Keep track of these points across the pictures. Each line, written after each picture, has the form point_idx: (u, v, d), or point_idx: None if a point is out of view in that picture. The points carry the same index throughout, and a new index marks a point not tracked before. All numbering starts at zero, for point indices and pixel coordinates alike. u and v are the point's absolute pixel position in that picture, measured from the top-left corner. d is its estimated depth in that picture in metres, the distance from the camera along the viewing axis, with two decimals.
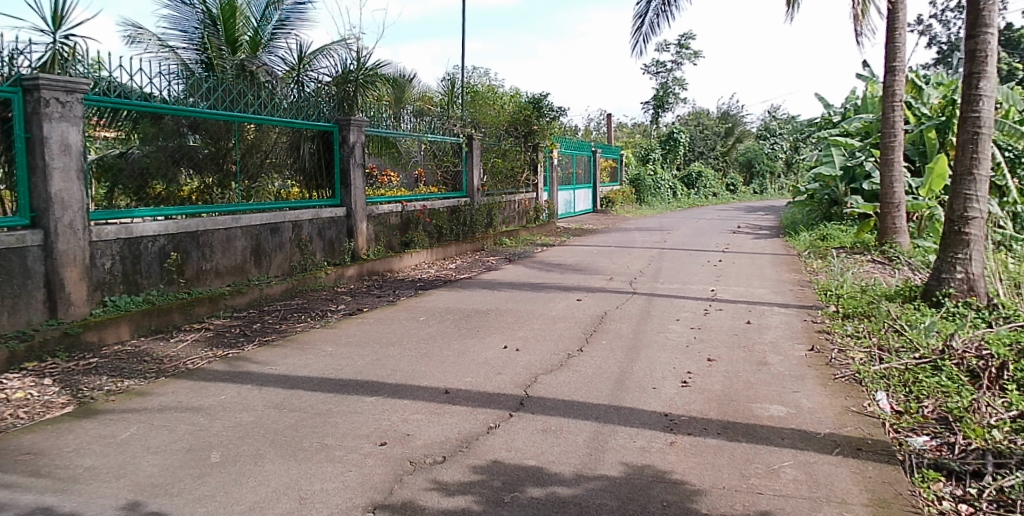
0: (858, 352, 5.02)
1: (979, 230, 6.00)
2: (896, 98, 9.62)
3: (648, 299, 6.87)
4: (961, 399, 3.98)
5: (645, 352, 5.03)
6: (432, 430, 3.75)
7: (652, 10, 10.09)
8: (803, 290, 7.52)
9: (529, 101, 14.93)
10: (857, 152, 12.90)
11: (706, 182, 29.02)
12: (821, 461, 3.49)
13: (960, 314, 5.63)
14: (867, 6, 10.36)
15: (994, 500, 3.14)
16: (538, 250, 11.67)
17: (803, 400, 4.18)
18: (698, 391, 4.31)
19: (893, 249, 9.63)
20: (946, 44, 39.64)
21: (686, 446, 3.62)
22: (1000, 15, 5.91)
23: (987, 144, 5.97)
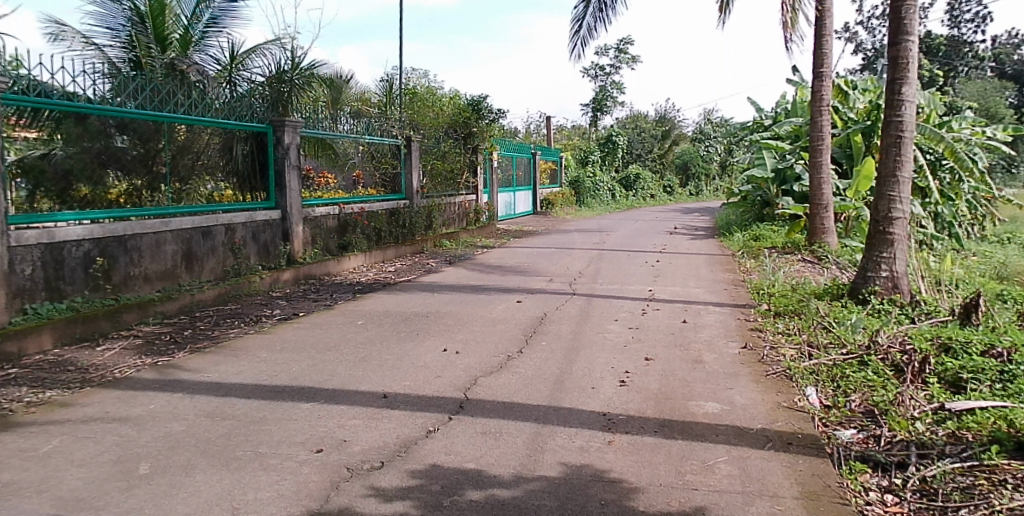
0: (789, 348, 5.16)
1: (902, 229, 6.23)
2: (823, 103, 9.89)
3: (587, 300, 6.94)
4: (886, 393, 4.13)
5: (584, 353, 5.06)
6: (369, 436, 3.70)
7: (589, 14, 10.20)
8: (737, 289, 7.70)
9: (467, 102, 14.80)
10: (787, 155, 13.27)
11: (644, 184, 29.58)
12: (754, 456, 3.57)
13: (884, 311, 5.87)
14: (796, 14, 10.72)
15: (916, 490, 3.28)
16: (479, 252, 11.67)
17: (737, 397, 4.27)
18: (636, 390, 4.35)
19: (821, 249, 9.93)
20: (872, 52, 41.27)
21: (624, 444, 3.66)
22: (920, 22, 6.01)
23: (909, 147, 6.17)
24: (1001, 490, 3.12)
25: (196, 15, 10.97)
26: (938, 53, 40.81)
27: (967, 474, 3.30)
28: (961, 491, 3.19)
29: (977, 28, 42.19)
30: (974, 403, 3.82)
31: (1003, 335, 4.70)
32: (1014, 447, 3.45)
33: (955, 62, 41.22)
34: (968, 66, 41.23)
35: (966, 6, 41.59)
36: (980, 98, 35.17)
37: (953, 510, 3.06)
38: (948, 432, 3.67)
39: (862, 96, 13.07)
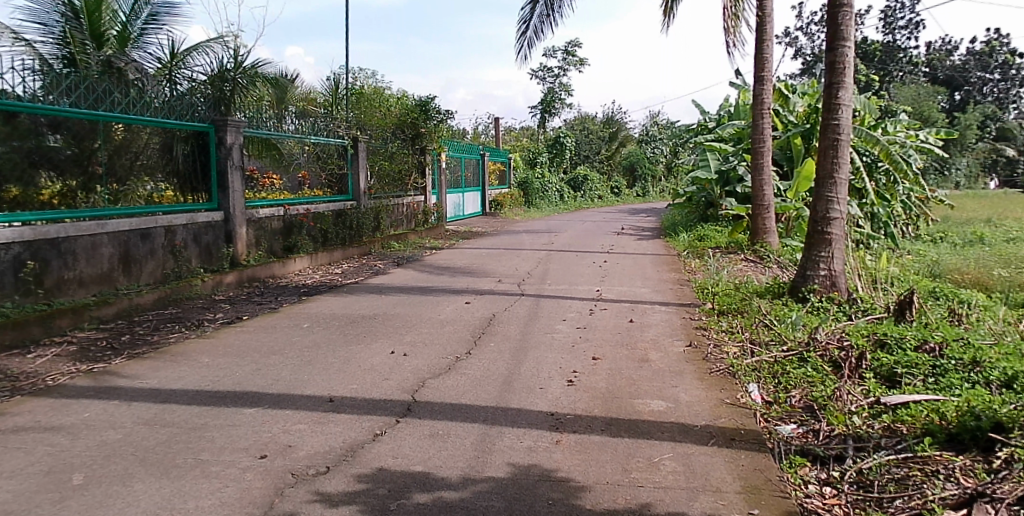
0: (732, 346, 5.28)
1: (839, 229, 6.42)
2: (764, 107, 10.08)
3: (535, 300, 6.98)
4: (824, 388, 4.26)
5: (532, 353, 5.08)
6: (315, 441, 3.64)
7: (535, 16, 10.27)
8: (683, 288, 7.84)
9: (415, 103, 14.63)
10: (730, 157, 13.47)
11: (592, 185, 29.91)
12: (698, 452, 3.64)
13: (823, 309, 6.04)
14: (739, 20, 11.00)
15: (854, 482, 3.38)
16: (429, 253, 11.65)
17: (682, 394, 4.34)
18: (583, 389, 4.39)
19: (763, 249, 10.18)
20: (812, 57, 42.57)
21: (572, 443, 3.68)
22: (856, 29, 6.21)
23: (845, 149, 6.32)
24: (933, 481, 3.25)
25: (135, 10, 10.67)
26: (874, 59, 42.57)
27: (902, 465, 3.42)
28: (896, 482, 3.31)
29: (909, 35, 43.92)
30: (908, 397, 3.96)
31: (934, 330, 4.88)
32: (945, 438, 3.59)
33: (890, 68, 43.14)
34: (902, 72, 42.99)
35: (900, 14, 43.28)
36: (914, 103, 37.23)
37: (888, 501, 3.17)
38: (884, 425, 3.79)
39: (801, 100, 13.40)
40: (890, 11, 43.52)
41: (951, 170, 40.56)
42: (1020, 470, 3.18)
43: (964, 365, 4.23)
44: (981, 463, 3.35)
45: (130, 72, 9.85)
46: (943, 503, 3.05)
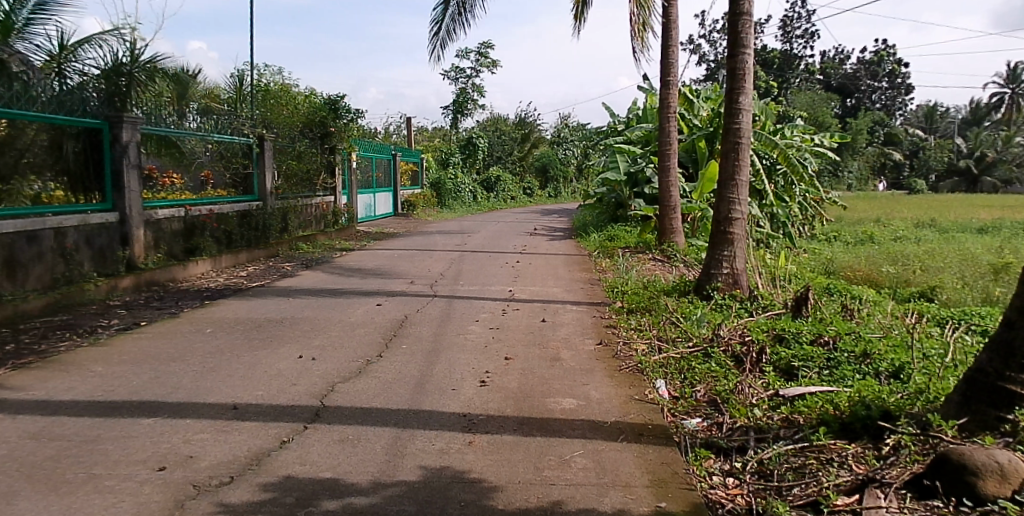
0: (641, 343, 5.42)
1: (740, 229, 6.68)
2: (670, 111, 10.19)
3: (447, 301, 6.97)
4: (727, 383, 4.42)
5: (444, 354, 5.07)
6: (217, 450, 3.51)
7: (449, 16, 10.55)
8: (593, 287, 7.98)
9: (324, 101, 14.44)
10: (638, 158, 13.72)
11: (505, 186, 30.03)
12: (607, 448, 3.70)
13: (726, 306, 6.27)
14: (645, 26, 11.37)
15: (755, 472, 3.53)
16: (340, 255, 11.48)
17: (592, 392, 4.41)
18: (495, 389, 4.40)
19: (670, 249, 10.45)
20: (716, 63, 44.11)
21: (484, 444, 3.69)
22: (754, 37, 6.47)
23: (745, 152, 6.59)
24: (828, 468, 3.42)
25: None
26: (774, 65, 44.63)
27: (800, 454, 3.58)
28: (794, 471, 3.46)
29: (806, 44, 46.17)
30: (805, 389, 4.16)
31: (829, 325, 5.16)
32: (839, 427, 3.77)
33: (789, 74, 45.17)
34: (799, 79, 45.28)
35: (797, 23, 45.23)
36: (809, 108, 39.62)
37: (787, 489, 3.32)
38: (783, 416, 3.96)
39: (705, 104, 13.84)
40: (789, 19, 45.44)
41: (843, 174, 43.19)
42: (906, 456, 3.41)
43: (856, 357, 4.49)
44: (870, 449, 3.55)
45: (15, 64, 9.25)
46: (837, 489, 3.24)
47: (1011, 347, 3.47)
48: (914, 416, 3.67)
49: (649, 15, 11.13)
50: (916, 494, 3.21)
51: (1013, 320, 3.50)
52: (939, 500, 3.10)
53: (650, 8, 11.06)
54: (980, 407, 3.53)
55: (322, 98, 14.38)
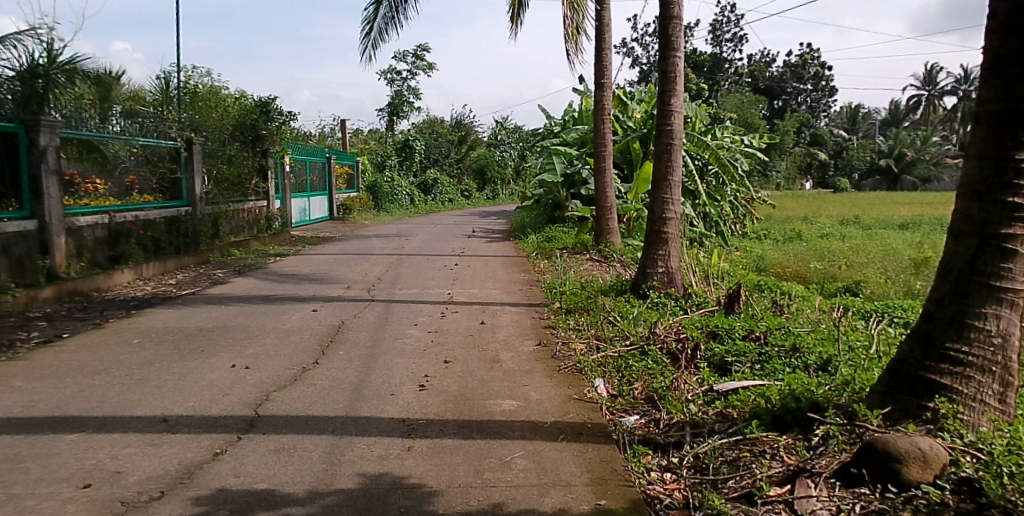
0: (579, 343, 5.48)
1: (673, 228, 6.82)
2: (605, 113, 10.31)
3: (386, 305, 6.91)
4: (663, 379, 4.50)
5: (382, 359, 5.02)
6: (145, 466, 3.39)
7: (380, 18, 10.59)
8: (532, 288, 8.02)
9: (255, 103, 14.06)
10: (574, 160, 13.85)
11: (443, 188, 29.59)
12: (548, 449, 3.72)
13: (662, 304, 6.39)
14: (579, 27, 11.48)
15: (692, 466, 3.60)
16: (273, 260, 11.26)
17: (532, 392, 4.43)
18: (435, 393, 4.38)
19: (607, 249, 10.52)
20: (648, 65, 44.94)
21: (424, 448, 3.67)
22: (684, 40, 6.59)
23: (677, 153, 6.76)
24: (761, 460, 3.52)
25: None
26: (704, 68, 45.62)
27: (733, 447, 3.66)
28: (728, 464, 3.55)
29: (733, 48, 47.48)
30: (738, 383, 4.27)
31: (760, 321, 5.33)
32: (771, 420, 3.87)
33: (718, 77, 46.25)
34: (728, 81, 46.64)
35: (727, 27, 46.29)
36: (738, 109, 40.82)
37: (722, 482, 3.41)
38: (717, 411, 4.05)
39: (638, 107, 14.02)
40: (719, 22, 46.35)
41: (771, 174, 44.56)
42: (833, 446, 3.52)
43: (786, 351, 4.65)
44: (801, 441, 3.65)
45: None
46: (769, 480, 3.35)
47: (930, 337, 3.64)
48: (841, 407, 3.79)
49: (581, 18, 11.23)
50: (844, 482, 3.32)
51: (931, 311, 3.68)
52: (866, 487, 3.24)
53: (583, 11, 11.23)
54: (903, 396, 3.66)
55: (253, 100, 14.01)
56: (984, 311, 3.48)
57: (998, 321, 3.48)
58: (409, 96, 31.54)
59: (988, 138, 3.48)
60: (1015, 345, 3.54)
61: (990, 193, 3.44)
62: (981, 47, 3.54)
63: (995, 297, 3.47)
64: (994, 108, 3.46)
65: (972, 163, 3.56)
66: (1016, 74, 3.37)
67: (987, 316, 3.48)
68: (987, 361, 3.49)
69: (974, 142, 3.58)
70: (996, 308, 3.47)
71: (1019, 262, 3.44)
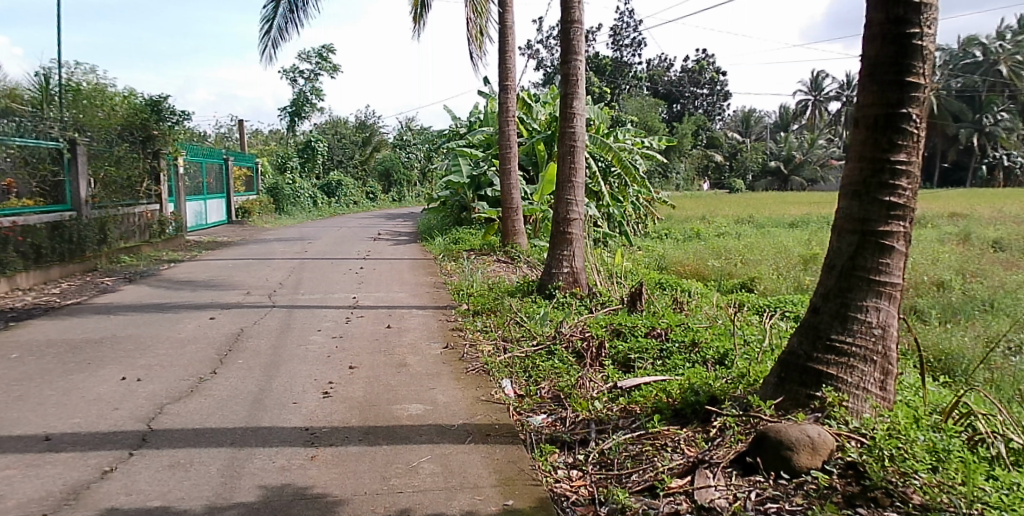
0: (486, 344, 5.50)
1: (578, 229, 6.95)
2: (510, 114, 10.40)
3: (288, 311, 6.74)
4: (569, 378, 4.59)
5: (284, 367, 4.90)
6: (25, 487, 3.18)
7: (279, 16, 10.67)
8: (438, 291, 7.99)
9: (144, 102, 13.40)
10: (480, 162, 13.97)
11: (346, 191, 29.11)
12: (455, 451, 3.71)
13: (567, 304, 6.49)
14: (482, 28, 11.59)
15: (597, 462, 3.67)
16: (167, 267, 10.79)
17: (439, 396, 4.42)
18: (339, 400, 4.30)
19: (514, 249, 10.53)
20: (553, 69, 45.65)
21: (328, 457, 3.59)
22: (585, 44, 6.77)
23: (580, 155, 6.94)
24: (662, 453, 3.62)
25: None
26: (606, 71, 46.51)
27: (637, 442, 3.76)
28: (632, 458, 3.64)
29: (634, 52, 48.74)
30: (640, 380, 4.39)
31: (661, 317, 5.51)
32: (672, 414, 3.99)
33: (619, 81, 47.36)
34: (629, 85, 47.94)
35: (626, 33, 47.51)
36: (639, 113, 42.01)
37: (625, 477, 3.50)
38: (621, 407, 4.15)
39: (542, 109, 14.14)
40: (618, 27, 47.32)
41: (671, 174, 46.09)
42: (730, 437, 3.65)
43: (686, 346, 4.83)
44: (700, 432, 3.78)
45: None
46: (671, 472, 3.45)
47: (817, 329, 3.82)
48: (736, 399, 3.93)
49: (485, 21, 11.44)
50: (741, 471, 3.45)
51: (818, 305, 3.86)
52: (760, 475, 3.38)
53: (486, 14, 11.42)
54: (793, 387, 3.83)
55: (142, 99, 13.32)
56: (865, 304, 3.68)
57: (878, 314, 3.68)
58: (312, 96, 30.64)
59: (867, 141, 3.68)
60: (894, 335, 3.75)
61: (870, 193, 3.64)
62: (860, 54, 3.72)
63: (875, 290, 3.67)
64: (872, 113, 3.66)
65: (853, 165, 3.75)
66: (891, 81, 3.58)
67: (868, 309, 3.68)
68: (869, 351, 3.69)
69: (854, 145, 3.78)
70: (876, 301, 3.67)
71: (895, 258, 3.65)
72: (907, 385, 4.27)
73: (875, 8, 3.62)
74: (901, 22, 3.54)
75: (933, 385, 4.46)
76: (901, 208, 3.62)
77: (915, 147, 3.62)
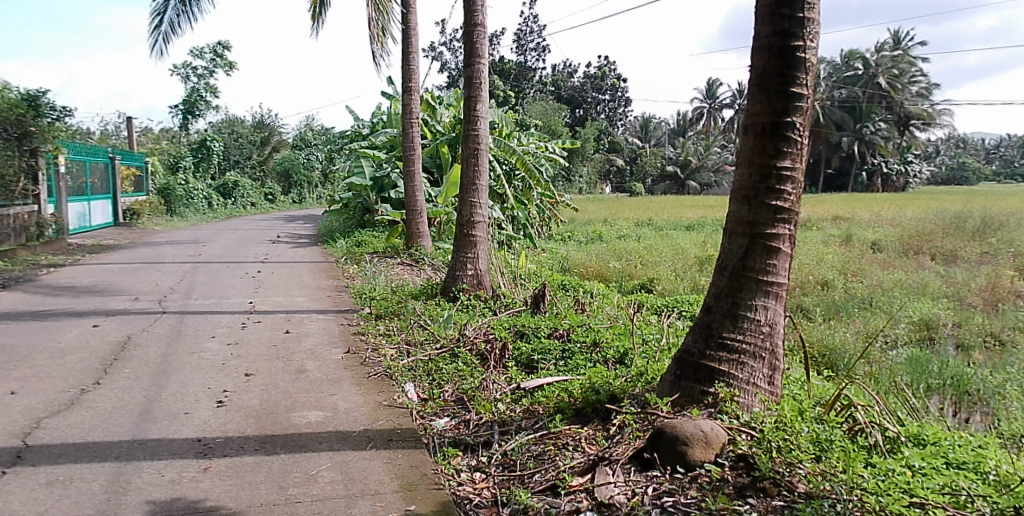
0: (389, 349, 5.45)
1: (482, 232, 7.00)
2: (413, 116, 10.32)
3: (180, 318, 6.47)
4: (473, 380, 4.62)
5: (175, 376, 4.70)
6: None
7: (171, 9, 10.25)
8: (340, 295, 7.84)
9: (19, 97, 12.28)
10: (383, 164, 13.84)
11: (244, 192, 28.09)
12: (356, 458, 3.66)
13: (471, 306, 6.52)
14: (385, 27, 11.51)
15: (499, 464, 3.69)
16: (44, 272, 10.13)
17: (340, 402, 4.35)
18: (234, 409, 4.17)
19: (417, 252, 10.46)
20: (455, 71, 45.40)
21: (222, 468, 3.47)
22: (489, 49, 6.86)
23: (484, 158, 7.01)
24: (564, 453, 3.67)
25: None
26: (510, 75, 46.73)
27: (539, 442, 3.80)
28: (534, 458, 3.68)
29: (539, 56, 49.09)
30: (543, 380, 4.46)
31: (563, 319, 5.63)
32: (573, 413, 4.07)
33: (523, 85, 47.62)
34: (534, 89, 48.20)
35: (530, 37, 47.86)
36: (543, 117, 42.08)
37: (528, 477, 3.53)
38: (524, 408, 4.19)
39: (445, 111, 14.14)
40: (521, 32, 47.56)
41: (575, 178, 46.43)
42: (629, 434, 3.75)
43: (587, 346, 4.97)
44: (600, 430, 3.86)
45: None
46: (572, 471, 3.50)
47: (710, 328, 3.96)
48: (635, 397, 4.05)
49: (387, 19, 11.33)
50: (639, 467, 3.54)
51: (711, 305, 4.01)
52: (657, 470, 3.48)
53: (388, 13, 11.32)
54: (688, 384, 3.96)
55: (16, 94, 12.25)
56: (754, 303, 3.85)
57: (766, 312, 3.86)
58: (205, 93, 29.45)
59: (755, 148, 3.84)
60: (781, 332, 3.94)
61: (758, 197, 3.81)
62: (749, 64, 3.89)
63: (764, 290, 3.84)
64: (760, 121, 3.82)
65: (743, 170, 3.91)
66: (777, 91, 3.75)
67: (757, 308, 3.85)
68: (758, 348, 3.86)
69: (744, 151, 3.94)
70: (764, 300, 3.85)
71: (781, 259, 3.84)
72: (794, 380, 4.50)
73: (762, 21, 3.80)
74: (786, 35, 3.73)
75: (817, 380, 4.72)
76: (786, 211, 3.81)
77: (799, 154, 3.81)
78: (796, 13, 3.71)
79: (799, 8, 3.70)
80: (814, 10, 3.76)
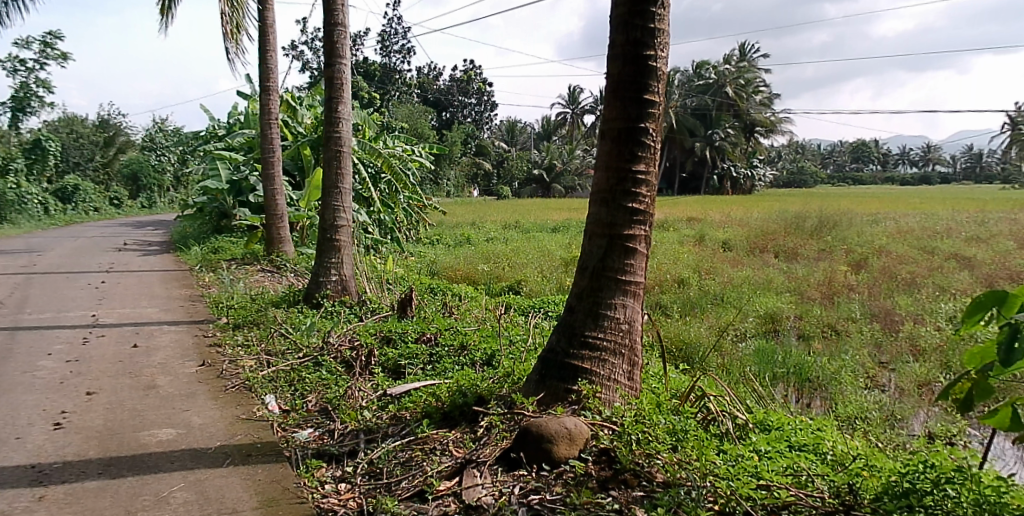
0: (248, 359, 5.27)
1: (346, 236, 6.92)
2: (272, 117, 9.98)
3: (9, 335, 5.93)
4: (337, 389, 4.56)
5: (4, 399, 4.32)
6: None
7: None
8: (193, 304, 7.47)
9: None
10: (241, 166, 13.39)
11: (84, 195, 25.98)
12: (212, 476, 3.51)
13: (336, 312, 6.43)
14: (240, 25, 11.08)
15: (365, 472, 3.65)
16: None
17: (194, 417, 4.16)
18: (74, 431, 3.89)
19: (279, 258, 10.13)
20: (318, 71, 43.88)
21: (60, 496, 3.23)
22: (350, 50, 6.79)
23: (347, 160, 6.91)
24: (431, 457, 3.68)
25: None
26: (374, 77, 45.33)
27: (406, 448, 3.79)
28: (401, 465, 3.66)
29: (405, 58, 48.38)
30: (410, 386, 4.46)
31: (430, 323, 5.70)
32: (440, 417, 4.09)
33: (388, 88, 46.16)
34: (399, 93, 47.00)
35: (396, 39, 47.12)
36: (410, 120, 40.54)
37: (394, 484, 3.50)
38: (391, 414, 4.19)
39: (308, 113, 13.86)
40: (387, 32, 46.57)
41: (442, 181, 45.24)
42: (496, 434, 3.82)
43: (454, 350, 5.07)
44: (467, 433, 3.90)
45: None
46: (439, 475, 3.52)
47: (573, 327, 4.09)
48: (501, 398, 4.14)
49: (241, 16, 10.89)
50: (505, 467, 3.60)
51: (573, 305, 4.14)
52: (524, 469, 3.55)
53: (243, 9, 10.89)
54: (552, 382, 4.07)
55: None
56: (613, 302, 4.02)
57: (625, 310, 4.04)
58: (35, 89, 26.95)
59: (612, 152, 3.99)
60: (639, 329, 4.14)
61: (615, 199, 3.97)
62: (605, 71, 4.02)
63: (622, 289, 4.02)
64: (617, 126, 3.98)
65: (601, 174, 4.05)
66: (631, 98, 3.92)
67: (616, 307, 4.02)
68: (617, 345, 4.04)
69: (602, 155, 4.08)
70: (623, 299, 4.02)
71: (638, 258, 4.03)
72: (652, 376, 4.73)
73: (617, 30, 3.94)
74: (639, 44, 3.88)
75: (674, 374, 5.02)
76: (642, 213, 4.00)
77: (653, 159, 4.00)
78: (647, 24, 3.88)
79: (650, 19, 3.87)
80: (664, 22, 3.95)
